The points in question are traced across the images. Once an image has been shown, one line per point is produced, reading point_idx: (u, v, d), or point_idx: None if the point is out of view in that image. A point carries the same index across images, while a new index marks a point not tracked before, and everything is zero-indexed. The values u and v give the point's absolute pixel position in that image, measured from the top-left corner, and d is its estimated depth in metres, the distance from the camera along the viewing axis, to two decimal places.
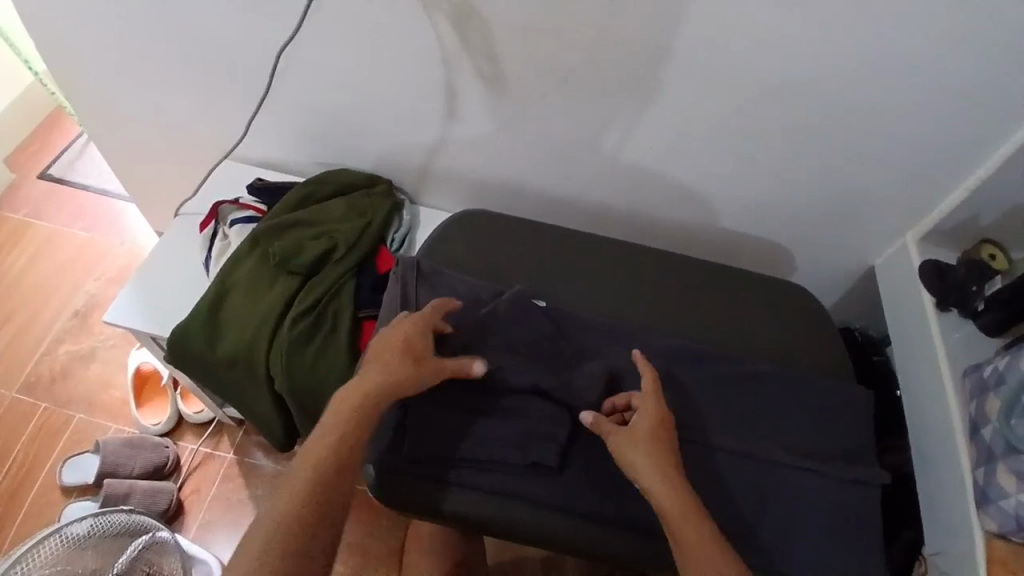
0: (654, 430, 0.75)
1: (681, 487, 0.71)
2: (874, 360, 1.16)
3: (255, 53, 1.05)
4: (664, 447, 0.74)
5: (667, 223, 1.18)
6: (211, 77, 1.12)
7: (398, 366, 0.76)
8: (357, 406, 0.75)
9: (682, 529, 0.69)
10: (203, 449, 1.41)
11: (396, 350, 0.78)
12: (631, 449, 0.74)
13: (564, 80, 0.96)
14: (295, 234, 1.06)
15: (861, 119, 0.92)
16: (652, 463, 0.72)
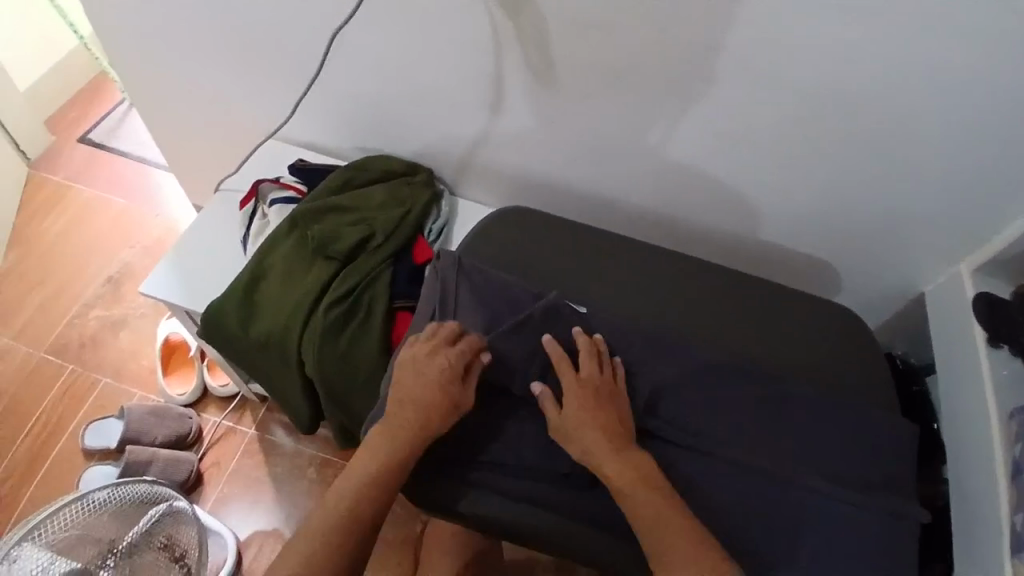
0: (586, 411, 0.76)
1: (625, 460, 0.73)
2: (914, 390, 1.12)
3: (305, 32, 1.04)
4: (606, 415, 0.76)
5: (709, 232, 1.16)
6: (260, 54, 1.11)
7: (423, 403, 0.77)
8: (401, 429, 0.77)
9: (635, 500, 0.72)
10: (225, 423, 1.42)
11: (431, 385, 0.77)
12: (578, 428, 0.75)
13: (617, 81, 0.94)
14: (333, 219, 1.05)
15: (924, 141, 0.89)
16: (593, 443, 0.74)
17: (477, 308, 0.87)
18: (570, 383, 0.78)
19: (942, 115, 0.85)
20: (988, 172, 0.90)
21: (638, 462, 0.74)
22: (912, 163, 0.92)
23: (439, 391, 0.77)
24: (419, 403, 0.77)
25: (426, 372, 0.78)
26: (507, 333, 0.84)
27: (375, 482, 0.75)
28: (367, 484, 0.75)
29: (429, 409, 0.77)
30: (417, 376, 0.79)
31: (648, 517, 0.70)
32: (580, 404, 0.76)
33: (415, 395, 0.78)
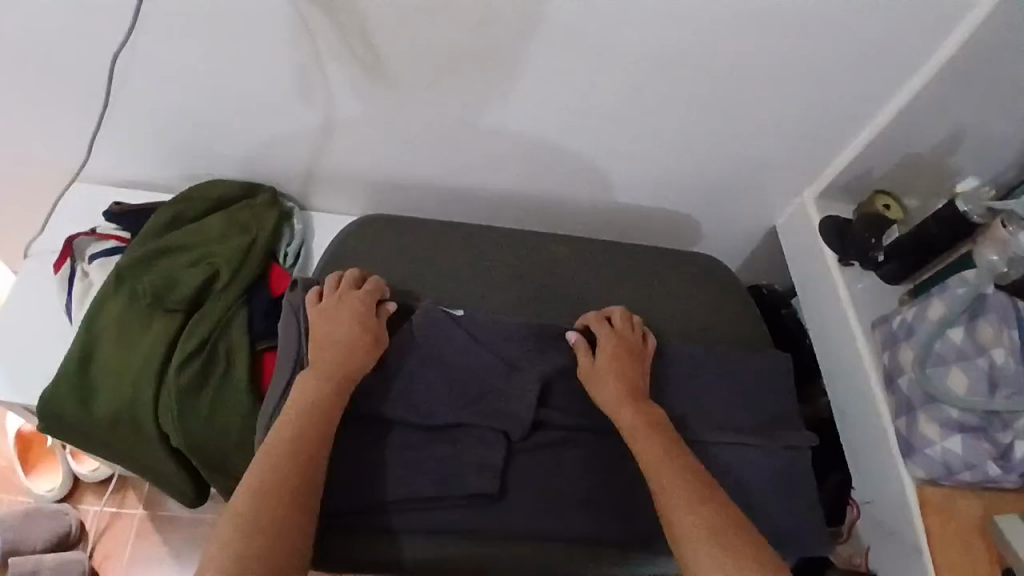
0: (620, 362, 0.80)
1: (638, 406, 0.77)
2: (781, 313, 1.15)
3: (78, 61, 0.87)
4: (626, 362, 0.80)
5: (574, 203, 1.14)
6: (26, 93, 0.92)
7: (342, 340, 0.76)
8: (316, 388, 0.73)
9: (641, 446, 0.73)
10: (108, 509, 1.25)
11: (340, 335, 0.77)
12: (598, 371, 0.80)
13: (451, 67, 0.88)
14: (166, 264, 0.92)
15: (755, 82, 0.91)
16: (608, 392, 0.78)
17: None
18: (605, 337, 0.82)
19: (768, 53, 0.87)
20: (821, 98, 0.94)
21: (652, 411, 0.77)
22: (749, 103, 0.95)
23: (363, 334, 0.78)
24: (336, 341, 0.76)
25: (335, 309, 0.79)
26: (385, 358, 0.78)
27: (302, 441, 0.69)
28: (293, 448, 0.68)
29: (360, 345, 0.77)
30: (323, 318, 0.79)
31: (652, 456, 0.72)
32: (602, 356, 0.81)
33: (327, 338, 0.77)
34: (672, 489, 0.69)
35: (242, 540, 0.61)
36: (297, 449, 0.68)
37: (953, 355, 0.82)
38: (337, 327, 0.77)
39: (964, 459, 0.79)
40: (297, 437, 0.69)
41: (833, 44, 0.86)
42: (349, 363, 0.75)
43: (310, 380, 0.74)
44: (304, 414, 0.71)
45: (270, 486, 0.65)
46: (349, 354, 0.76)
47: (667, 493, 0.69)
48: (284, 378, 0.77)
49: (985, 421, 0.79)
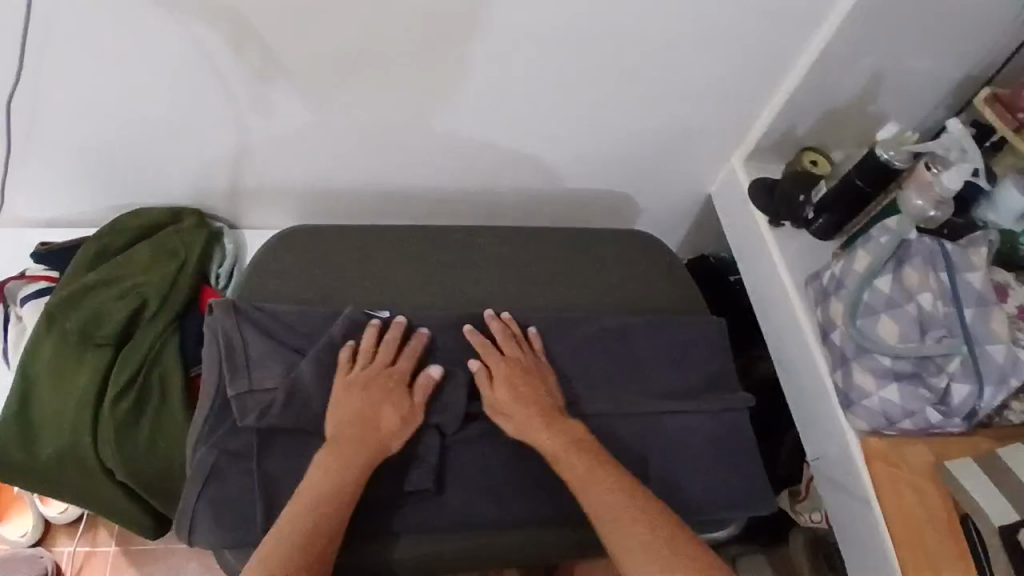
0: (531, 388, 0.80)
1: (560, 432, 0.78)
2: (729, 280, 1.20)
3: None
4: (534, 388, 0.80)
5: (508, 193, 1.13)
6: None
7: (368, 416, 0.76)
8: (356, 443, 0.75)
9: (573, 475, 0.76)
10: (81, 548, 1.23)
11: (376, 396, 0.77)
12: (506, 401, 0.79)
13: (356, 69, 0.88)
14: (94, 299, 0.92)
15: (663, 53, 0.91)
16: (525, 422, 0.78)
17: (269, 352, 0.79)
18: (504, 366, 0.81)
19: (668, 22, 0.87)
20: (730, 59, 0.94)
21: (571, 429, 0.79)
22: (661, 74, 0.95)
23: (398, 392, 0.79)
24: (362, 417, 0.76)
25: (372, 381, 0.78)
26: (314, 366, 0.79)
27: (338, 500, 0.72)
28: (329, 502, 0.71)
29: (390, 420, 0.77)
30: (353, 393, 0.77)
31: (581, 480, 0.75)
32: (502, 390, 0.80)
33: (351, 414, 0.76)
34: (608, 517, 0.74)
35: None
36: (334, 505, 0.71)
37: (882, 304, 0.82)
38: (371, 385, 0.78)
39: (902, 407, 0.80)
40: (336, 495, 0.72)
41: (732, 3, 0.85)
42: (376, 439, 0.75)
43: (349, 436, 0.75)
44: (342, 470, 0.73)
45: (309, 541, 0.69)
46: (381, 418, 0.76)
47: (603, 515, 0.74)
48: (212, 396, 0.78)
49: (918, 366, 0.79)
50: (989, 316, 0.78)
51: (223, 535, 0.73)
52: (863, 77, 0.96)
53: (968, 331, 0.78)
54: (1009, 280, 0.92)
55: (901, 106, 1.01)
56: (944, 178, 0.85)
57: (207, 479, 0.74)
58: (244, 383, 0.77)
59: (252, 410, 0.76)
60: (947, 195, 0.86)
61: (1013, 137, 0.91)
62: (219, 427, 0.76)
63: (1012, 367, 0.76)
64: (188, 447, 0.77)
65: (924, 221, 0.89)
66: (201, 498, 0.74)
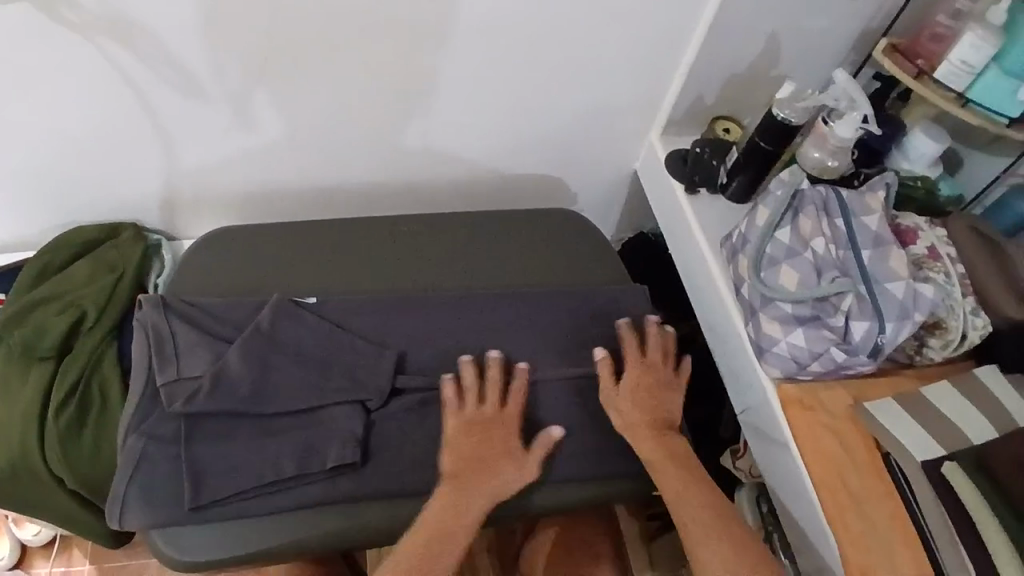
0: (641, 394, 0.87)
1: (665, 441, 0.85)
2: (664, 256, 1.24)
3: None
4: (649, 395, 0.87)
5: (438, 187, 1.16)
6: None
7: (486, 458, 0.80)
8: (470, 483, 0.78)
9: (663, 478, 0.83)
10: (57, 568, 1.25)
11: (484, 438, 0.81)
12: (625, 400, 0.86)
13: (265, 74, 0.92)
14: (38, 316, 0.95)
15: (560, 34, 0.95)
16: (631, 422, 0.86)
17: (199, 343, 0.83)
18: (633, 367, 0.89)
19: (557, 3, 0.90)
20: (630, 33, 0.97)
21: (674, 442, 0.86)
22: (563, 54, 0.98)
23: (508, 438, 0.82)
24: (482, 461, 0.79)
25: (484, 425, 0.82)
26: (240, 352, 0.81)
27: (461, 533, 0.76)
28: (446, 533, 0.76)
29: (507, 467, 0.80)
30: (468, 434, 0.81)
31: (675, 490, 0.82)
32: (640, 385, 0.88)
33: (468, 453, 0.80)
34: (694, 520, 0.80)
35: None
36: (453, 538, 0.76)
37: (782, 254, 0.86)
38: (477, 428, 0.81)
39: (809, 350, 0.83)
40: (454, 528, 0.76)
41: None
42: (495, 482, 0.79)
43: (465, 476, 0.79)
44: (461, 508, 0.77)
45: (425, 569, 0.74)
46: (495, 463, 0.80)
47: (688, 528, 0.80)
48: (141, 386, 0.80)
49: (817, 308, 0.82)
50: (885, 255, 0.81)
51: (156, 515, 0.77)
52: (759, 42, 0.99)
53: (865, 271, 0.81)
54: (917, 223, 0.94)
55: (804, 66, 1.04)
56: (840, 130, 0.88)
57: (138, 464, 0.78)
58: (173, 371, 0.80)
59: (180, 395, 0.79)
60: (843, 144, 0.90)
61: (913, 83, 0.93)
62: (149, 416, 0.79)
63: (912, 300, 0.79)
64: (119, 437, 0.80)
65: (822, 172, 0.93)
66: (130, 484, 0.77)
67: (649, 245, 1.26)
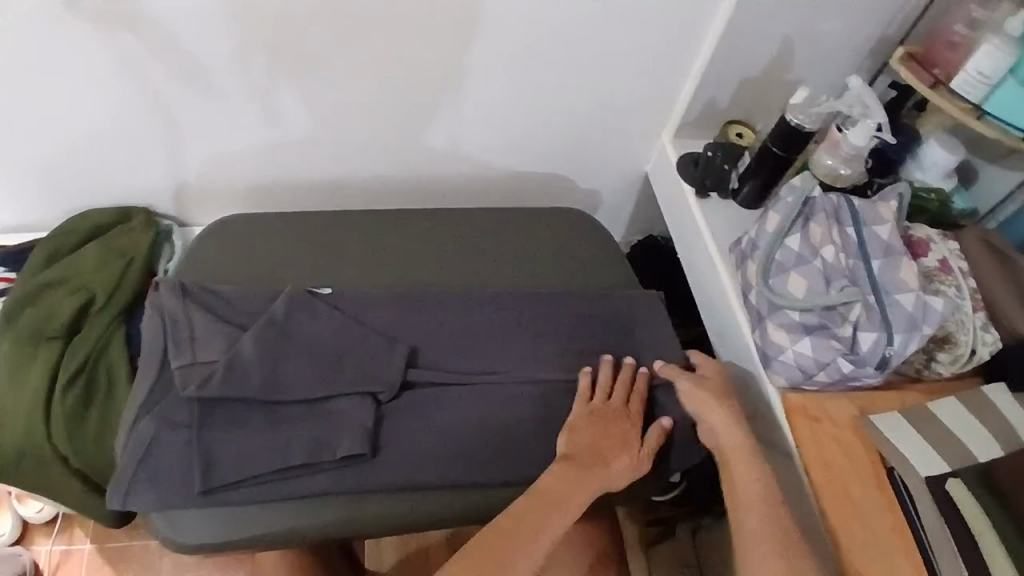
0: (720, 393, 0.87)
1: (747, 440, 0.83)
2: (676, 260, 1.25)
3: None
4: (728, 398, 0.87)
5: (447, 183, 1.15)
6: None
7: (601, 448, 0.83)
8: (578, 466, 0.81)
9: (739, 473, 0.81)
10: (58, 547, 1.26)
11: (603, 427, 0.84)
12: (702, 397, 0.87)
13: (277, 66, 0.92)
14: (48, 296, 0.96)
15: (574, 32, 0.94)
16: (712, 421, 0.85)
17: (214, 328, 0.84)
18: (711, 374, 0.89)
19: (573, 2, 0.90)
20: (645, 34, 0.96)
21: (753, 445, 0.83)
22: (577, 54, 0.98)
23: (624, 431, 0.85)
24: (596, 449, 0.82)
25: (606, 416, 0.85)
26: (254, 339, 0.83)
27: (561, 506, 0.78)
28: (551, 501, 0.78)
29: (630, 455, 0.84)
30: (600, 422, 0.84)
31: (750, 491, 0.80)
32: (717, 390, 0.88)
33: (588, 440, 0.83)
34: (763, 521, 0.77)
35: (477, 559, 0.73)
36: (559, 509, 0.78)
37: (791, 262, 0.85)
38: (598, 416, 0.85)
39: (816, 359, 0.82)
40: (557, 499, 0.78)
41: None
42: (603, 468, 0.82)
43: (575, 459, 0.81)
44: (566, 484, 0.79)
45: (523, 530, 0.76)
46: (604, 451, 0.83)
47: (754, 528, 0.77)
48: (155, 371, 0.81)
49: (823, 318, 0.82)
50: (896, 265, 0.80)
51: (165, 499, 0.77)
52: (776, 47, 0.98)
53: (875, 281, 0.80)
54: (929, 234, 0.94)
55: (820, 73, 1.04)
56: (852, 137, 0.87)
57: (149, 446, 0.78)
58: (188, 355, 0.81)
59: (194, 379, 0.80)
60: (857, 151, 0.89)
61: (929, 92, 0.92)
62: (162, 399, 0.80)
63: (921, 312, 0.78)
64: (127, 418, 0.80)
65: (834, 180, 0.91)
66: (140, 467, 0.77)
67: (659, 249, 1.25)
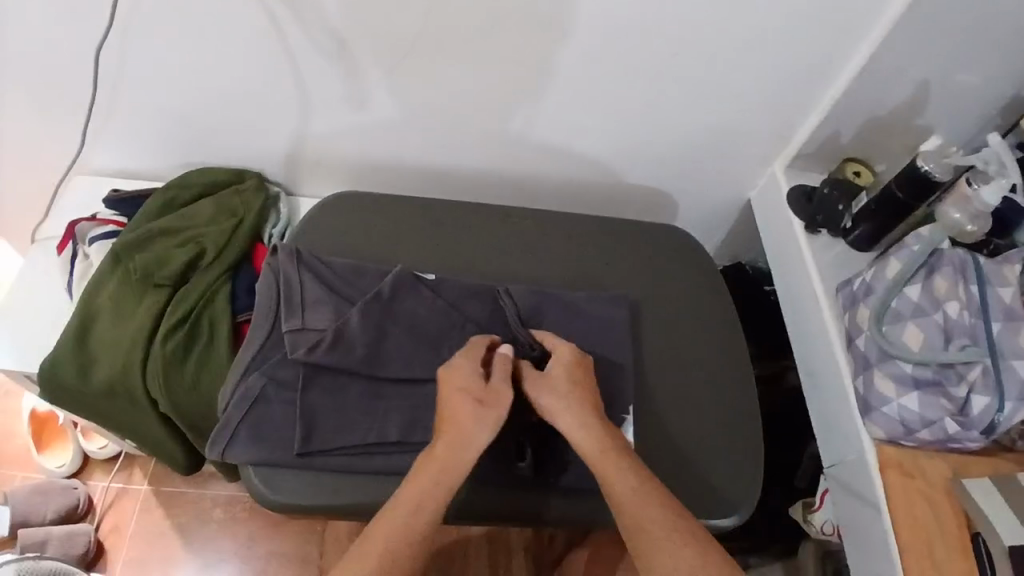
0: (575, 385, 0.80)
1: (606, 440, 0.77)
2: (764, 289, 1.26)
3: (59, 52, 0.92)
4: (578, 396, 0.80)
5: (551, 183, 1.16)
6: (26, 92, 0.98)
7: (454, 434, 0.75)
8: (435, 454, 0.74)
9: (610, 474, 0.75)
10: (115, 485, 1.29)
11: (464, 411, 0.76)
12: (542, 391, 0.80)
13: (413, 51, 0.92)
14: (158, 245, 0.99)
15: (711, 55, 0.94)
16: (552, 406, 0.79)
17: (327, 297, 0.88)
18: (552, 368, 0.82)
19: (719, 24, 0.89)
20: (781, 64, 0.95)
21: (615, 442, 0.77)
22: (709, 76, 0.97)
23: (469, 414, 0.75)
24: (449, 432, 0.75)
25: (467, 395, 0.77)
26: (360, 312, 0.86)
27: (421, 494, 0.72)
28: (414, 492, 0.72)
29: (491, 413, 0.76)
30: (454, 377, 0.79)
31: (621, 492, 0.73)
32: (551, 376, 0.81)
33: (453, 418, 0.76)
34: (645, 523, 0.71)
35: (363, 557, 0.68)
36: (432, 496, 0.72)
37: (909, 311, 0.84)
38: (450, 401, 0.77)
39: (921, 415, 0.81)
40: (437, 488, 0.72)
41: (786, 8, 0.87)
42: (457, 459, 0.74)
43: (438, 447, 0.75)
44: (424, 473, 0.73)
45: (392, 523, 0.70)
46: (454, 439, 0.75)
47: (640, 529, 0.71)
48: (266, 330, 0.86)
49: (938, 374, 0.81)
50: (1016, 330, 0.79)
51: (266, 456, 0.81)
52: (912, 95, 0.96)
53: (993, 343, 0.78)
54: None
55: (948, 123, 1.01)
56: (984, 193, 0.86)
57: (255, 401, 0.83)
58: (298, 321, 0.86)
59: (302, 345, 0.84)
60: (984, 209, 0.87)
61: None
62: (271, 357, 0.85)
63: None
64: (235, 373, 0.85)
65: (959, 234, 0.89)
66: (244, 420, 0.82)
67: (747, 277, 1.26)
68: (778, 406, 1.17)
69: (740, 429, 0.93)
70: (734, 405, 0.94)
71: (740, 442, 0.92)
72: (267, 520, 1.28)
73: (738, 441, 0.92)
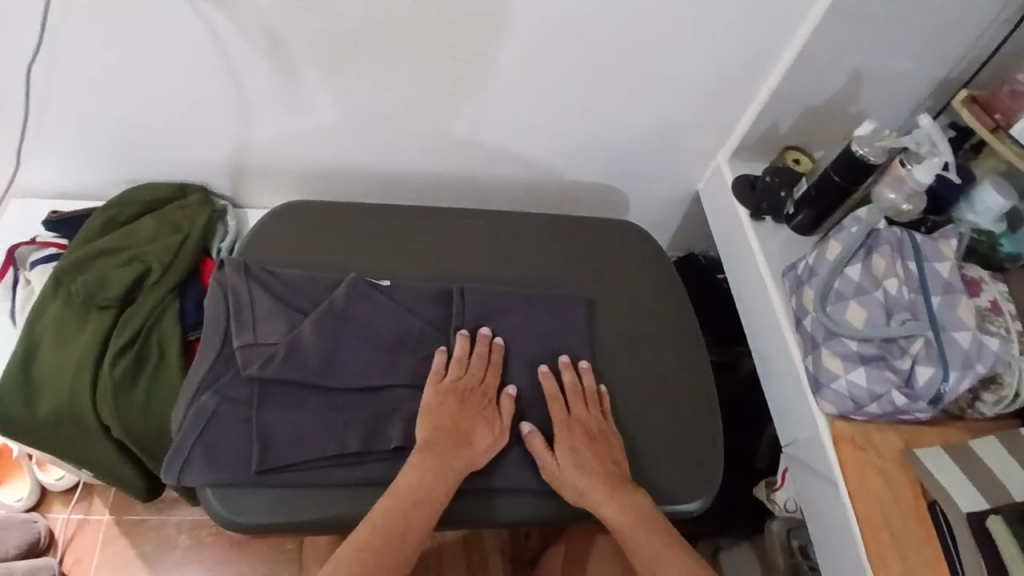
0: (593, 451, 0.85)
1: (626, 501, 0.82)
2: (718, 278, 1.28)
3: None
4: (598, 455, 0.85)
5: (503, 183, 1.16)
6: None
7: (451, 434, 0.82)
8: (431, 453, 0.80)
9: (640, 544, 0.81)
10: (75, 516, 1.25)
11: (452, 412, 0.83)
12: (563, 468, 0.84)
13: (355, 55, 0.91)
14: (101, 265, 0.96)
15: (651, 50, 0.95)
16: (583, 489, 0.83)
17: (277, 309, 0.87)
18: (562, 434, 0.85)
19: (656, 19, 0.90)
20: (720, 57, 0.97)
21: (638, 502, 0.83)
22: (651, 71, 0.98)
23: (460, 417, 0.83)
24: (445, 431, 0.82)
25: (459, 401, 0.84)
26: (313, 323, 0.86)
27: (418, 499, 0.77)
28: (411, 497, 0.77)
29: (489, 417, 0.85)
30: (446, 402, 0.84)
31: (648, 556, 0.80)
32: (571, 444, 0.85)
33: (447, 421, 0.83)
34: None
35: (355, 552, 0.75)
36: (429, 498, 0.78)
37: (851, 291, 0.86)
38: (438, 407, 0.84)
39: (869, 391, 0.83)
40: (430, 489, 0.78)
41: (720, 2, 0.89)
42: (457, 459, 0.81)
43: (433, 446, 0.81)
44: (421, 479, 0.78)
45: (387, 525, 0.76)
46: (450, 443, 0.81)
47: None
48: (218, 348, 0.85)
49: (883, 349, 0.83)
50: (954, 303, 0.81)
51: (221, 475, 0.80)
52: (845, 82, 0.99)
53: (933, 314, 0.81)
54: (981, 275, 0.90)
55: (883, 107, 1.04)
56: (916, 173, 0.88)
57: (209, 421, 0.81)
58: (249, 336, 0.85)
59: (254, 360, 0.84)
60: (919, 188, 0.89)
61: (988, 136, 0.90)
62: (223, 374, 0.84)
63: (977, 351, 0.78)
64: (187, 390, 0.83)
65: (895, 214, 0.92)
66: (198, 440, 0.80)
67: (701, 268, 1.28)
68: (738, 393, 1.19)
69: (696, 416, 0.94)
70: (690, 393, 0.96)
71: (696, 429, 0.93)
72: (235, 541, 1.26)
73: (695, 429, 0.93)
